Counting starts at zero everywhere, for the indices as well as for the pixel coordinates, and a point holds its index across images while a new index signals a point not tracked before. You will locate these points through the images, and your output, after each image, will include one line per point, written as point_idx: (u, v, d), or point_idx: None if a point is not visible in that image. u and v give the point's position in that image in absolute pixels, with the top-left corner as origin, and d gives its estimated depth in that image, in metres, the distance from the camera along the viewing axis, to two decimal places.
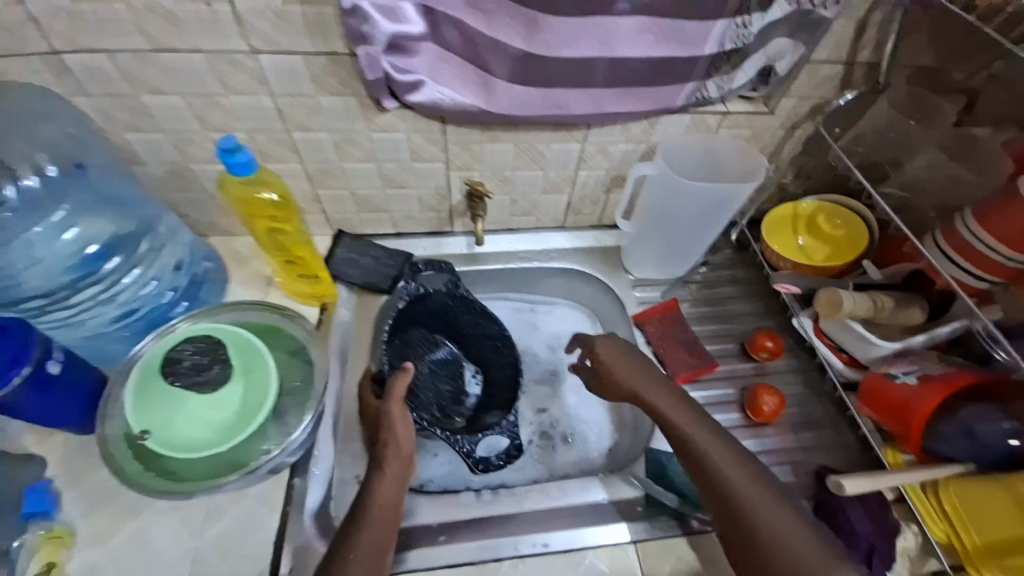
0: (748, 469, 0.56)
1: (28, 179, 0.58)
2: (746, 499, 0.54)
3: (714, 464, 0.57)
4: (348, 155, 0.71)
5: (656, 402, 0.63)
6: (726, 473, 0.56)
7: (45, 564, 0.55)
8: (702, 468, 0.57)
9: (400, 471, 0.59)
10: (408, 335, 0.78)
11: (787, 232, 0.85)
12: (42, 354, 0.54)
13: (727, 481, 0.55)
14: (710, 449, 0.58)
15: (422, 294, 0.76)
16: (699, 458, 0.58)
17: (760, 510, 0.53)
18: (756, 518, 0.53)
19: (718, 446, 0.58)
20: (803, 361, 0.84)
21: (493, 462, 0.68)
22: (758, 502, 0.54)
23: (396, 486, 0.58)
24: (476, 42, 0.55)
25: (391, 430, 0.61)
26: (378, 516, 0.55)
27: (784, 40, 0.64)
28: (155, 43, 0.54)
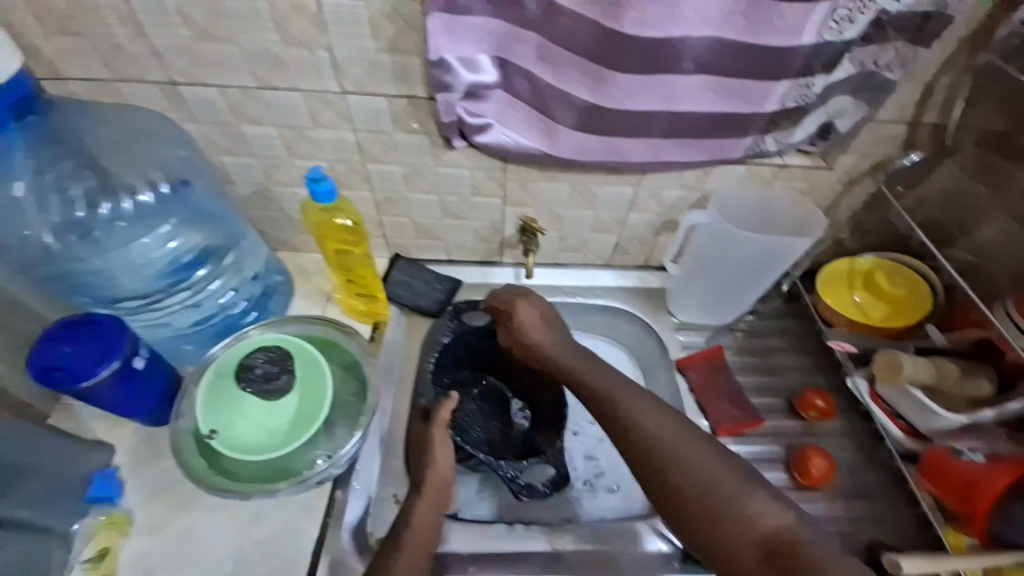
0: (663, 417, 0.60)
1: (144, 194, 0.65)
2: (664, 442, 0.57)
3: (630, 415, 0.60)
4: (414, 187, 0.76)
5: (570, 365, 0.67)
6: (640, 423, 0.59)
7: (101, 549, 0.59)
8: (618, 420, 0.60)
9: (439, 499, 0.61)
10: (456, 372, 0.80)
11: (843, 288, 0.83)
12: (130, 349, 0.60)
13: (642, 429, 0.59)
14: (624, 402, 0.61)
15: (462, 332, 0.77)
16: (616, 412, 0.61)
17: (677, 452, 0.56)
18: (679, 462, 0.56)
19: (632, 399, 0.62)
20: (856, 425, 0.80)
21: (538, 487, 0.72)
22: (674, 445, 0.57)
23: (433, 511, 0.60)
24: (544, 92, 0.59)
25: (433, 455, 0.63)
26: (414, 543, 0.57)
27: (845, 99, 0.64)
28: (261, 82, 0.61)
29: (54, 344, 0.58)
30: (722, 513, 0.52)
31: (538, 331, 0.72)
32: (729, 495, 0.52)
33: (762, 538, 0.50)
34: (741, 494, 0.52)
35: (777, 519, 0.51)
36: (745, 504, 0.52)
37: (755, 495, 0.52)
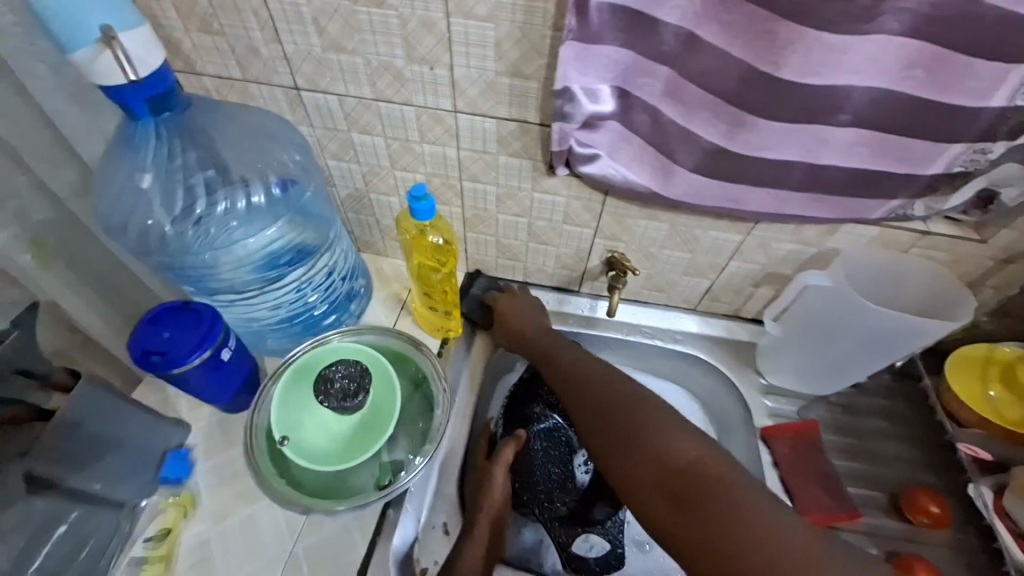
0: (600, 368, 0.64)
1: (256, 195, 0.66)
2: (596, 387, 0.61)
3: (570, 366, 0.66)
4: (506, 208, 0.74)
5: (530, 333, 0.73)
6: (579, 374, 0.64)
7: (163, 529, 0.62)
8: (563, 374, 0.66)
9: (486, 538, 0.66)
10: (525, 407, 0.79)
11: (976, 380, 0.73)
12: (221, 340, 0.61)
13: (580, 377, 0.64)
14: (568, 358, 0.67)
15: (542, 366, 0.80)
16: (560, 366, 0.67)
17: (605, 394, 0.60)
18: (605, 402, 0.59)
19: (577, 356, 0.67)
20: (973, 541, 0.69)
21: (587, 561, 0.73)
22: (605, 389, 0.61)
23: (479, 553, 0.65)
24: (667, 130, 0.55)
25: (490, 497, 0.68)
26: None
27: (1022, 168, 0.55)
28: (378, 94, 0.61)
29: (157, 327, 0.59)
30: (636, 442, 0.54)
31: (529, 314, 0.76)
32: (638, 422, 0.55)
33: (671, 462, 0.51)
34: (651, 422, 0.54)
35: (684, 446, 0.51)
36: (657, 434, 0.53)
37: (663, 424, 0.54)
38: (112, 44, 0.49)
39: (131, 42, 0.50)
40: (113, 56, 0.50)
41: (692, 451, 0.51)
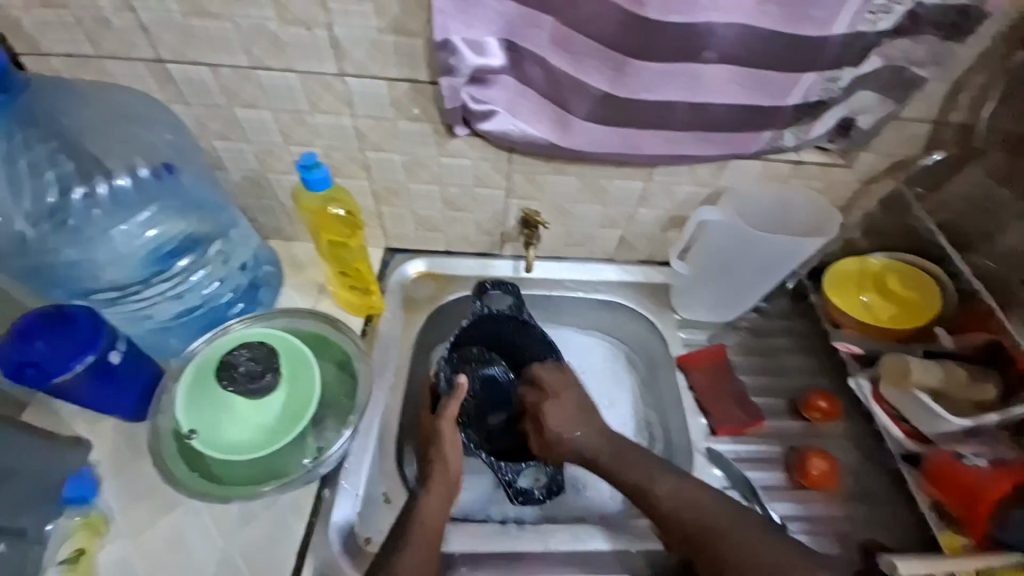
0: (712, 505, 0.62)
1: (121, 178, 0.62)
2: (724, 545, 0.60)
3: (682, 518, 0.63)
4: (416, 177, 0.72)
5: (620, 468, 0.67)
6: (702, 531, 0.61)
7: (76, 551, 0.56)
8: (643, 497, 0.65)
9: (443, 494, 0.64)
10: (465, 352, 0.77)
11: (851, 289, 0.82)
12: (106, 344, 0.57)
13: (705, 533, 0.61)
14: (676, 505, 0.63)
15: (490, 313, 0.76)
16: (670, 512, 0.63)
17: (732, 550, 0.60)
18: (690, 525, 0.62)
19: (678, 496, 0.64)
20: (858, 426, 0.79)
21: (533, 494, 0.71)
22: (726, 536, 0.60)
23: (439, 508, 0.62)
24: (559, 81, 0.56)
25: (440, 452, 0.66)
26: (421, 545, 0.59)
27: (872, 96, 0.61)
28: (255, 62, 0.57)
29: (28, 339, 0.55)
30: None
31: (570, 415, 0.72)
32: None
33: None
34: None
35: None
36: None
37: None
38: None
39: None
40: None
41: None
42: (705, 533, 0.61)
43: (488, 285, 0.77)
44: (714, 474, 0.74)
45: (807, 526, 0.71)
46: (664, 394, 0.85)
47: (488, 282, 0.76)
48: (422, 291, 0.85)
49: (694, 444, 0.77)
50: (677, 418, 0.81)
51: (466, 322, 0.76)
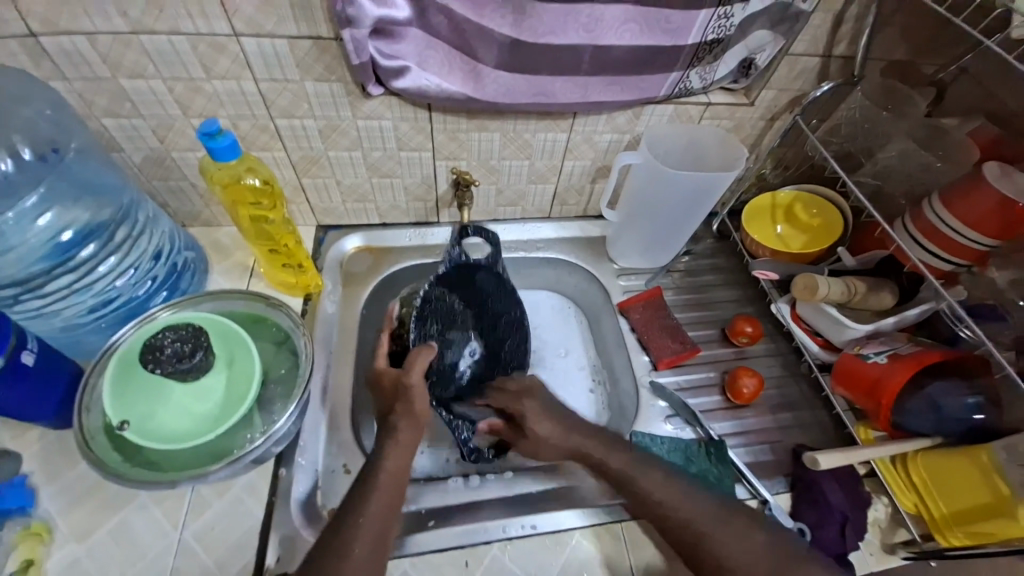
0: (708, 506, 0.57)
1: (1, 162, 0.56)
2: (716, 544, 0.54)
3: (675, 516, 0.57)
4: (334, 144, 0.70)
5: (609, 459, 0.62)
6: (697, 527, 0.55)
7: (24, 561, 0.54)
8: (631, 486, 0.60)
9: (412, 439, 0.61)
10: (434, 300, 0.74)
11: (766, 222, 0.88)
12: (15, 344, 0.53)
13: (699, 528, 0.55)
14: (676, 503, 0.57)
15: (466, 262, 0.77)
16: (662, 509, 0.57)
17: (727, 553, 0.54)
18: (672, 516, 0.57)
19: (677, 497, 0.58)
20: (780, 345, 0.87)
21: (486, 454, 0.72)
22: (720, 536, 0.54)
23: (406, 452, 0.60)
24: (464, 29, 0.56)
25: (411, 404, 0.62)
26: (388, 487, 0.56)
27: (765, 32, 0.66)
28: (135, 25, 0.53)
29: None
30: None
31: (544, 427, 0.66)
32: (792, 573, 0.52)
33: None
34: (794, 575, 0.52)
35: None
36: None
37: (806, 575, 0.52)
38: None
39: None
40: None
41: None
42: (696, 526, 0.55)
43: (469, 231, 0.76)
44: (658, 406, 0.78)
45: (746, 441, 0.77)
46: (608, 337, 0.89)
47: (471, 226, 0.76)
48: (360, 264, 0.85)
49: (638, 379, 0.81)
50: (621, 358, 0.85)
51: (442, 268, 0.76)
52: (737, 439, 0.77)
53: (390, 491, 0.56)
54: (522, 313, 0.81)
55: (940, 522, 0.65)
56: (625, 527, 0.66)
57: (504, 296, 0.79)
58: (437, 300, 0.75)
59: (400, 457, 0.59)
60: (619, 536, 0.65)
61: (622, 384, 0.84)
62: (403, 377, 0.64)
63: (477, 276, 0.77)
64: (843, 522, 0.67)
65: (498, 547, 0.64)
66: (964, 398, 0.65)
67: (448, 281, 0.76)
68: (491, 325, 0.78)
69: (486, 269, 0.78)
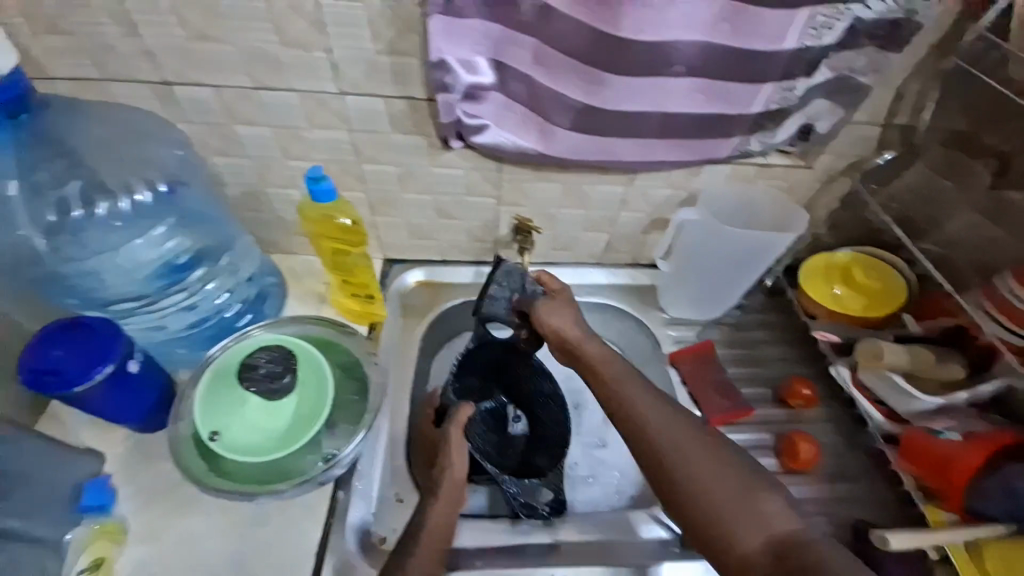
0: (682, 429, 0.58)
1: (141, 193, 0.65)
2: (678, 458, 0.56)
3: (647, 427, 0.59)
4: (409, 187, 0.77)
5: (605, 367, 0.66)
6: (665, 438, 0.57)
7: (95, 560, 0.58)
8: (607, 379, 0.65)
9: (455, 494, 0.65)
10: (467, 380, 0.80)
11: (824, 281, 0.86)
12: (124, 354, 0.59)
13: (665, 439, 0.57)
14: (651, 417, 0.59)
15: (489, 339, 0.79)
16: (637, 418, 0.60)
17: (689, 467, 0.55)
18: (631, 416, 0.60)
19: (655, 413, 0.60)
20: (837, 411, 0.84)
21: (536, 507, 0.72)
22: (685, 450, 0.56)
23: (449, 510, 0.64)
24: (541, 94, 0.61)
25: (449, 455, 0.68)
26: (429, 543, 0.61)
27: (822, 102, 0.68)
28: (257, 82, 0.62)
29: (47, 347, 0.57)
30: (725, 516, 0.51)
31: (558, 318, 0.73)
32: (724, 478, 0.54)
33: (771, 542, 0.49)
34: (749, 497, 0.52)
35: (780, 521, 0.50)
36: (756, 508, 0.51)
37: (760, 513, 0.51)
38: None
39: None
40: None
41: (791, 530, 0.50)
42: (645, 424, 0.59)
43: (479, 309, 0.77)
44: None
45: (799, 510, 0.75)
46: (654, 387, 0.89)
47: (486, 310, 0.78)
48: (417, 299, 0.90)
49: None
50: None
51: (470, 345, 0.79)
52: None
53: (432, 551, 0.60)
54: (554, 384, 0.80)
55: None
56: None
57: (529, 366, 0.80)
58: (471, 381, 0.80)
59: (444, 512, 0.64)
60: None
61: None
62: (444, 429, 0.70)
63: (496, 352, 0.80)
64: None
65: None
66: None
67: (477, 358, 0.79)
68: (525, 399, 0.81)
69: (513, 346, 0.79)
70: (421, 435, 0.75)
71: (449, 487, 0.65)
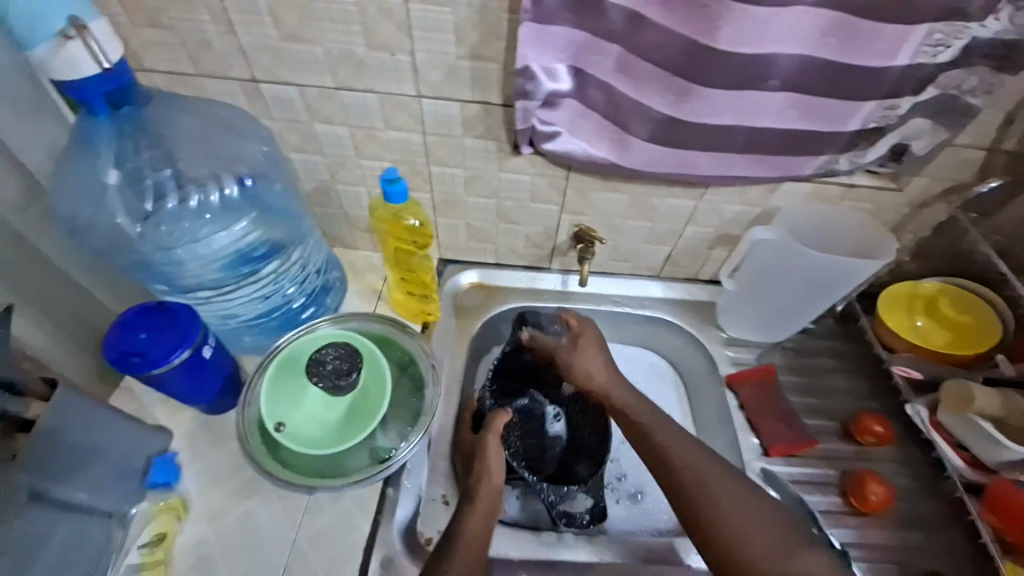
0: (713, 466, 0.62)
1: (229, 188, 0.67)
2: (712, 494, 0.60)
3: (676, 463, 0.63)
4: (474, 191, 0.77)
5: (625, 399, 0.70)
6: (695, 475, 0.61)
7: (158, 534, 0.62)
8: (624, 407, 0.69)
9: (490, 505, 0.64)
10: (504, 384, 0.81)
11: (903, 312, 0.81)
12: (200, 340, 0.62)
13: (697, 476, 0.61)
14: (679, 454, 0.63)
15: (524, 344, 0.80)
16: (665, 453, 0.64)
17: (723, 505, 0.59)
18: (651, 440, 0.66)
19: (684, 449, 0.64)
20: (912, 453, 0.78)
21: (576, 518, 0.71)
22: (718, 488, 0.60)
23: (483, 524, 0.62)
24: (621, 104, 0.60)
25: (486, 463, 0.67)
26: (467, 551, 0.58)
27: (922, 121, 0.63)
28: (339, 83, 0.63)
29: (132, 330, 0.60)
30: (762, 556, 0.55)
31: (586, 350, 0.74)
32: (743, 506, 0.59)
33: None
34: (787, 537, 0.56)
35: (819, 565, 0.54)
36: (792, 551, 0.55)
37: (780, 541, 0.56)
38: (78, 35, 0.52)
39: (99, 33, 0.53)
40: (85, 46, 0.53)
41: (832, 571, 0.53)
42: (662, 447, 0.64)
43: (527, 317, 0.79)
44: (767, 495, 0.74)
45: (863, 555, 0.70)
46: (709, 408, 0.85)
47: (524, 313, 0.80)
48: (473, 299, 0.90)
49: (747, 464, 0.77)
50: (726, 437, 0.81)
51: (505, 350, 0.80)
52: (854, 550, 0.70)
53: (469, 556, 0.58)
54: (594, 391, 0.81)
55: None
56: None
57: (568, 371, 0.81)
58: (507, 385, 0.81)
59: (478, 526, 0.61)
60: None
61: None
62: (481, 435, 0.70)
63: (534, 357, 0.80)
64: None
65: None
66: None
67: (512, 361, 0.81)
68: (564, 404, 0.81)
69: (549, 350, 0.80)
70: (461, 442, 0.75)
71: (486, 494, 0.65)
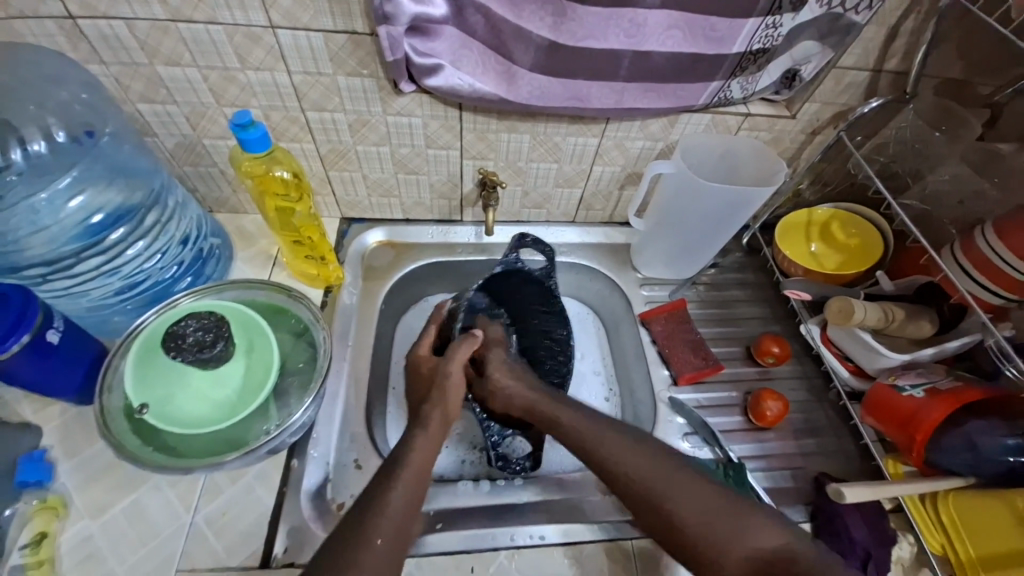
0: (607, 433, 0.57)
1: (36, 144, 0.57)
2: (664, 491, 0.51)
3: (628, 471, 0.54)
4: (364, 139, 0.70)
5: (568, 418, 0.60)
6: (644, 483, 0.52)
7: (37, 534, 0.55)
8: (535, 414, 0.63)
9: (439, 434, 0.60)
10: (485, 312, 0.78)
11: (799, 238, 0.85)
12: (42, 322, 0.55)
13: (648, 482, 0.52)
14: (624, 460, 0.54)
15: (519, 268, 0.74)
16: (609, 464, 0.55)
17: (674, 503, 0.50)
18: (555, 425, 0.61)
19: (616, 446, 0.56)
20: (808, 367, 0.84)
21: (511, 460, 0.71)
22: (664, 486, 0.51)
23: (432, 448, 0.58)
24: (501, 29, 0.55)
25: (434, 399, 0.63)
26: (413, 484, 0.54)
27: (812, 43, 0.63)
28: (174, 13, 0.54)
29: None
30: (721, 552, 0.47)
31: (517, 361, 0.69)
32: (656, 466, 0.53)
33: (762, 561, 0.46)
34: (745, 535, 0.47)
35: (770, 539, 0.47)
36: (745, 534, 0.47)
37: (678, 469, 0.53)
38: None
39: None
40: None
41: (783, 543, 0.47)
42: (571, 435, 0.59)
43: (527, 240, 0.75)
44: (676, 422, 0.76)
45: (766, 465, 0.75)
46: (627, 349, 0.87)
47: (530, 236, 0.75)
48: (382, 259, 0.84)
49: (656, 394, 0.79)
50: (640, 369, 0.83)
51: (495, 269, 0.73)
52: (756, 462, 0.75)
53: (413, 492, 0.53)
54: (567, 332, 0.78)
55: (966, 564, 0.61)
56: (637, 546, 0.64)
57: (547, 305, 0.78)
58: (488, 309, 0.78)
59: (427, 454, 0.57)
60: (628, 554, 0.64)
61: (637, 395, 0.83)
62: (443, 365, 0.65)
63: (521, 284, 0.77)
64: (865, 558, 0.63)
65: (505, 555, 0.62)
66: (1003, 439, 0.60)
67: (497, 284, 0.76)
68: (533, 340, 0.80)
69: (538, 282, 0.76)
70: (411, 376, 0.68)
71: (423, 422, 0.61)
